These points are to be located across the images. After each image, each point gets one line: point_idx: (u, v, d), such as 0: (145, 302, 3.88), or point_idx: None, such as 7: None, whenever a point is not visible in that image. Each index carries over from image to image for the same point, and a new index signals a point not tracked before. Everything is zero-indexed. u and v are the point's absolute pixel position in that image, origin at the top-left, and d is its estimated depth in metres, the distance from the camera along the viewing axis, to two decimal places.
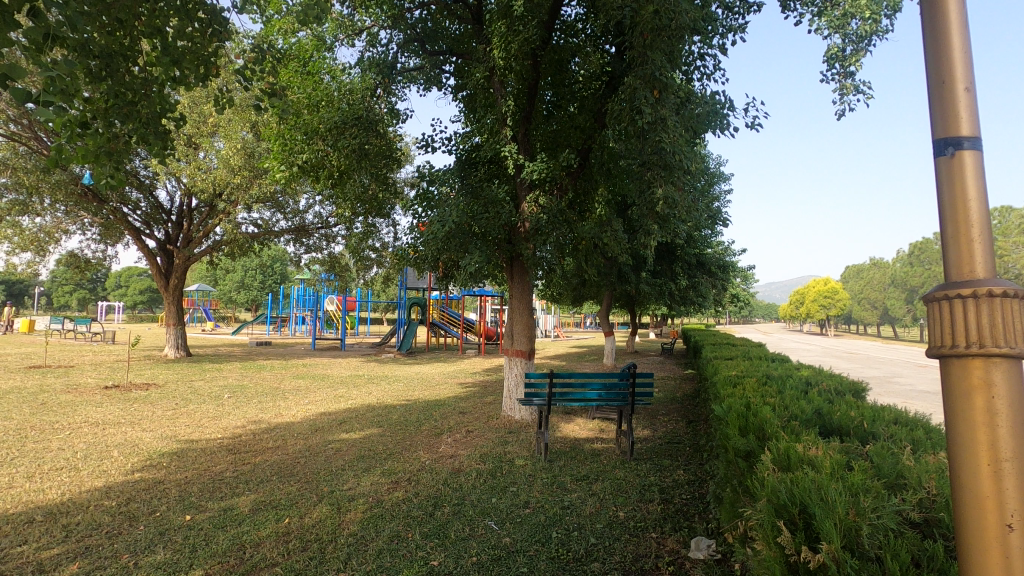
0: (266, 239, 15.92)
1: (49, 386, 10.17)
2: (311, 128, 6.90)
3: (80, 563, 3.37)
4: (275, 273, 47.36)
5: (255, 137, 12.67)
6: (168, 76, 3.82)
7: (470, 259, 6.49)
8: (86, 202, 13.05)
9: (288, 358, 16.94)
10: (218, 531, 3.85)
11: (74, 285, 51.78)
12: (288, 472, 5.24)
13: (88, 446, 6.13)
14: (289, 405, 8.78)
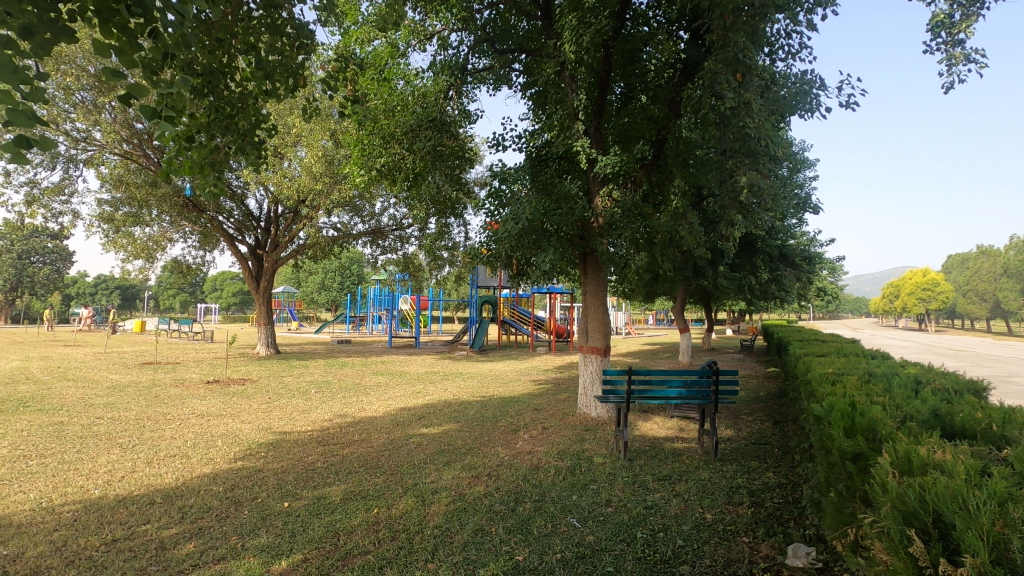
0: (345, 242, 16.67)
1: (159, 380, 11.18)
2: (387, 133, 7.12)
3: (195, 544, 3.65)
4: (353, 275, 49.62)
5: (334, 145, 13.31)
6: (261, 89, 4.05)
7: (545, 256, 6.47)
8: (188, 213, 14.20)
9: (367, 356, 17.65)
10: (314, 518, 4.07)
11: (176, 288, 56.64)
12: (373, 464, 5.45)
13: (195, 436, 6.65)
14: (371, 400, 9.15)
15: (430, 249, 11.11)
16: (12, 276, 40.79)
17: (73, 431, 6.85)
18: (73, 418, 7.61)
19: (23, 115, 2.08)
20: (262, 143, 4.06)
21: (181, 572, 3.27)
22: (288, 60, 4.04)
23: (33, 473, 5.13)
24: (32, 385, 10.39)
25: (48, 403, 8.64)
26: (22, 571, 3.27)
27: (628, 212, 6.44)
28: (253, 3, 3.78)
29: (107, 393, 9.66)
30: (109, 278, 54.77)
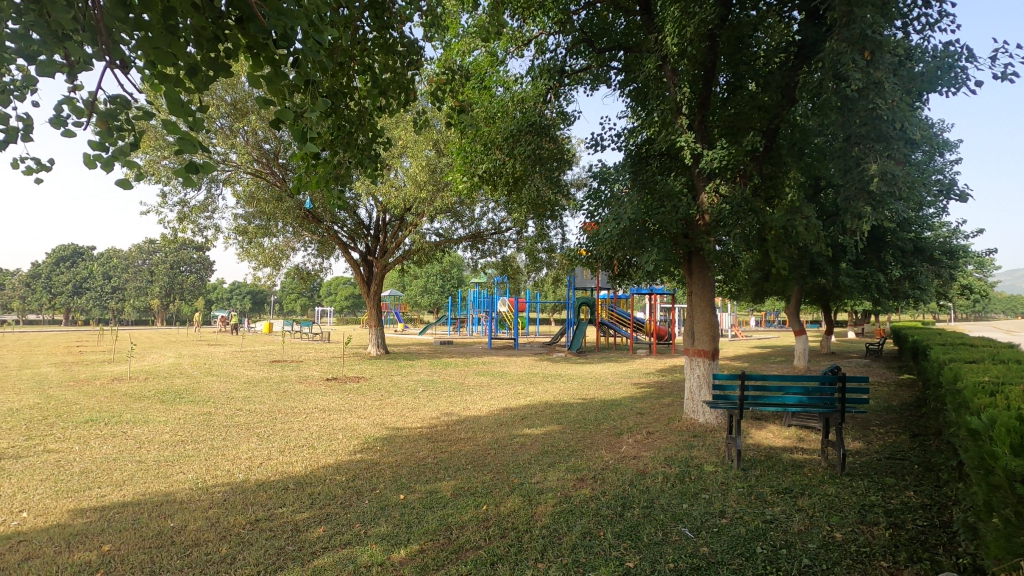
0: (447, 247, 17.34)
1: (287, 377, 12.28)
2: (488, 140, 7.29)
3: (324, 528, 3.96)
4: (454, 278, 51.44)
5: (437, 154, 13.94)
6: (377, 105, 4.33)
7: (648, 256, 6.32)
8: (309, 224, 15.50)
9: (469, 357, 18.20)
10: (427, 511, 4.26)
11: (297, 293, 61.94)
12: (480, 462, 5.61)
13: (319, 429, 7.24)
14: (475, 400, 9.43)
15: (529, 251, 11.23)
16: (165, 284, 46.82)
17: (220, 420, 7.74)
18: (219, 409, 8.59)
19: (192, 144, 2.40)
20: (377, 156, 4.35)
21: (314, 553, 3.57)
22: (400, 76, 4.30)
23: (190, 456, 5.85)
24: (185, 378, 11.85)
25: (199, 395, 9.83)
26: (186, 541, 3.75)
27: (738, 208, 6.09)
28: (368, 27, 4.08)
29: (245, 387, 10.77)
30: (242, 284, 61.09)
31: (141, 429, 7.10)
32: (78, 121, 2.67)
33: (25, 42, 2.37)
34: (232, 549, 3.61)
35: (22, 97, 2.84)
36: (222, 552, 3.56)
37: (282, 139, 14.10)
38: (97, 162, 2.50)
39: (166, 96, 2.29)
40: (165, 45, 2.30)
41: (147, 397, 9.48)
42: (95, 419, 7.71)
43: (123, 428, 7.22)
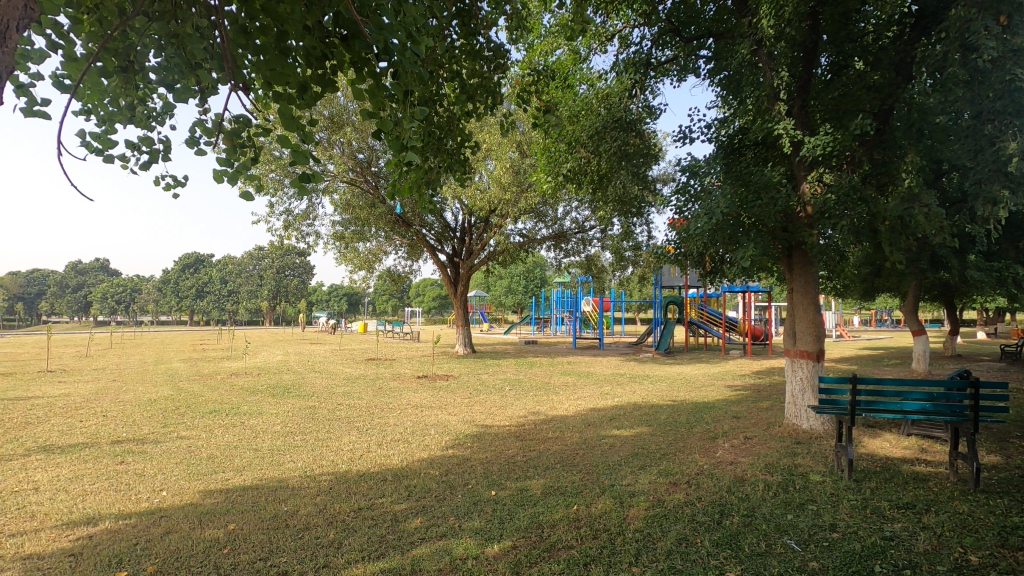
0: (531, 247, 17.46)
1: (381, 374, 12.92)
2: (573, 138, 7.24)
3: (421, 519, 4.13)
4: (538, 278, 51.77)
5: (520, 155, 14.11)
6: (465, 110, 4.45)
7: (743, 251, 5.99)
8: (399, 228, 16.20)
9: (554, 356, 18.22)
10: (519, 508, 4.32)
11: (389, 295, 65.00)
12: (569, 461, 5.60)
13: (413, 424, 7.55)
14: (561, 399, 9.42)
15: (614, 250, 11.03)
16: (273, 287, 50.79)
17: (323, 414, 8.30)
18: (322, 403, 9.21)
19: (303, 156, 2.60)
20: (465, 158, 4.46)
21: (412, 542, 3.73)
22: (486, 80, 4.39)
23: (299, 447, 6.33)
24: (292, 374, 12.82)
25: (304, 390, 10.60)
26: (298, 525, 4.05)
27: (846, 197, 5.62)
28: (455, 35, 4.19)
29: (345, 383, 11.48)
30: (339, 287, 65.00)
31: (257, 420, 7.78)
32: (207, 140, 2.99)
33: (168, 72, 2.70)
34: (339, 534, 3.86)
35: (161, 123, 3.21)
36: (331, 536, 3.81)
37: (374, 149, 14.87)
38: (223, 176, 2.78)
39: (280, 113, 2.49)
40: (280, 66, 2.51)
41: (260, 391, 10.37)
42: (218, 410, 8.54)
43: (241, 418, 7.94)
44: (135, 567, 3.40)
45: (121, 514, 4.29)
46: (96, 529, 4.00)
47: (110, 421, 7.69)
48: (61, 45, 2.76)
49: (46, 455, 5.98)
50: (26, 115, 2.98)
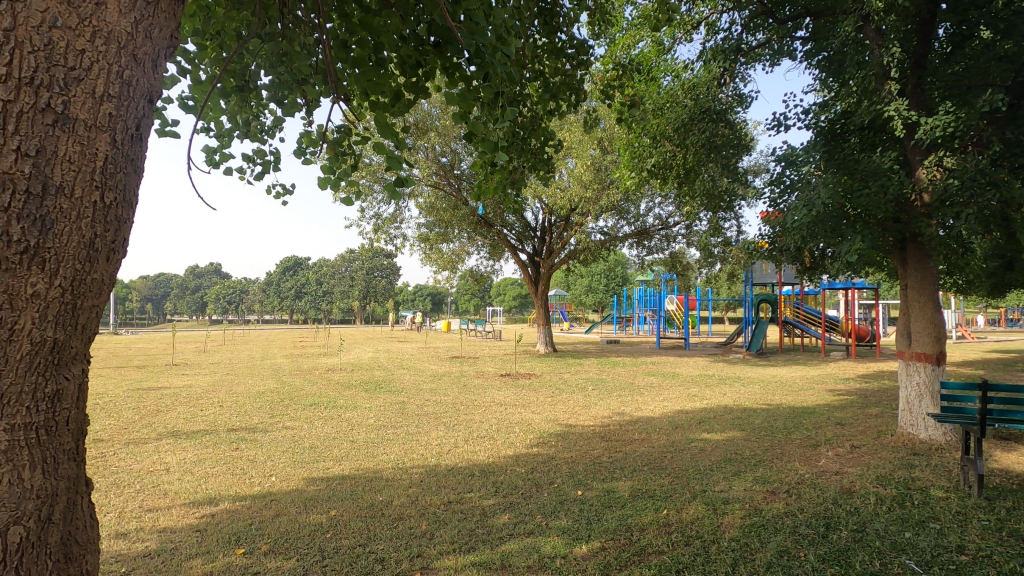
0: (612, 245, 17.17)
1: (465, 372, 13.25)
2: (658, 132, 7.01)
3: (509, 515, 4.18)
4: (618, 277, 50.93)
5: (601, 152, 13.94)
6: (548, 109, 4.42)
7: (849, 245, 5.53)
8: (481, 229, 16.51)
9: (637, 356, 17.78)
10: (606, 510, 4.25)
11: (471, 294, 66.50)
12: (657, 464, 5.44)
13: (498, 421, 7.67)
14: (647, 400, 9.20)
15: (701, 246, 10.58)
16: (363, 288, 53.61)
17: (412, 409, 8.63)
18: (411, 399, 9.58)
19: (397, 161, 2.70)
20: (548, 156, 4.42)
21: (501, 538, 3.78)
22: (570, 77, 4.34)
23: (391, 440, 6.62)
24: (382, 371, 13.45)
25: (394, 386, 11.08)
26: (394, 514, 4.24)
27: (972, 182, 5.03)
28: (537, 35, 4.20)
29: (431, 380, 11.86)
30: (424, 287, 67.48)
31: (352, 414, 8.24)
32: (312, 150, 3.19)
33: (278, 89, 2.91)
34: (430, 526, 3.99)
35: (271, 136, 3.46)
36: (423, 527, 3.95)
37: (457, 152, 15.27)
38: (325, 183, 2.96)
39: (377, 120, 2.60)
40: (375, 76, 2.63)
41: (354, 386, 10.98)
42: (318, 403, 9.13)
43: (338, 411, 8.43)
44: (251, 545, 3.70)
45: (238, 496, 4.69)
46: (216, 508, 4.41)
47: (225, 411, 8.45)
48: (190, 70, 3.06)
49: (174, 439, 6.67)
50: (160, 134, 3.33)
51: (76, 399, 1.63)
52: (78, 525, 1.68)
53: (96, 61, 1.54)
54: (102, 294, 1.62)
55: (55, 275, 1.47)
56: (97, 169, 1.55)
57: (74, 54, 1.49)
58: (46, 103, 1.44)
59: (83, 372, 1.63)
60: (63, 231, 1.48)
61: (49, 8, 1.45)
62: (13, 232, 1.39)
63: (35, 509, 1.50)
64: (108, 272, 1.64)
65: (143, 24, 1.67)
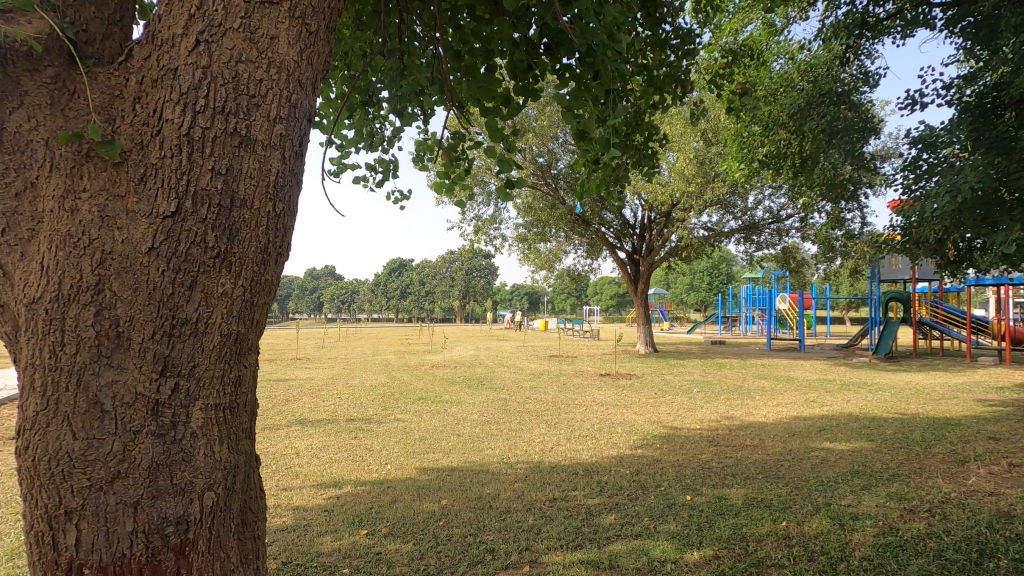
0: (717, 241, 16.36)
1: (564, 371, 13.27)
2: (772, 119, 6.59)
3: (615, 516, 4.14)
4: (723, 274, 48.45)
5: (705, 144, 13.36)
6: (651, 102, 4.30)
7: (1002, 235, 4.86)
8: (579, 228, 16.46)
9: (746, 358, 16.80)
10: (718, 517, 4.08)
11: (567, 293, 66.40)
12: (773, 473, 5.12)
13: (599, 421, 7.60)
14: (759, 405, 8.67)
15: (820, 240, 9.77)
16: (463, 288, 55.42)
17: (514, 406, 8.81)
18: (512, 396, 9.78)
19: (508, 163, 2.78)
20: (652, 152, 4.31)
21: (608, 538, 3.76)
22: (675, 69, 4.19)
23: (495, 435, 6.80)
24: (483, 368, 13.82)
25: (495, 383, 11.35)
26: (501, 507, 4.36)
27: None
28: (641, 27, 4.10)
29: (530, 378, 12.03)
30: (521, 287, 68.53)
31: (457, 408, 8.57)
32: (428, 156, 3.38)
33: (398, 101, 3.11)
34: (537, 521, 4.05)
35: (391, 147, 3.71)
36: (530, 522, 4.03)
37: (554, 152, 15.36)
38: (441, 188, 3.12)
39: (488, 126, 2.71)
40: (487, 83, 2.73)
41: (458, 382, 11.42)
42: (425, 397, 9.59)
43: (444, 406, 8.80)
44: (372, 526, 3.99)
45: (359, 480, 5.07)
46: (341, 491, 4.79)
47: (343, 402, 9.13)
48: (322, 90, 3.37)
49: (302, 427, 7.33)
50: None
51: (253, 384, 1.77)
52: (254, 492, 1.89)
53: (272, 88, 1.63)
54: (275, 293, 1.73)
55: (240, 276, 1.59)
56: (273, 183, 1.64)
57: (254, 83, 1.60)
58: (233, 126, 1.56)
59: (258, 361, 1.76)
60: (246, 239, 1.59)
61: (235, 45, 1.57)
62: (208, 239, 1.53)
63: (224, 478, 1.64)
64: (279, 273, 1.76)
65: (308, 51, 1.73)
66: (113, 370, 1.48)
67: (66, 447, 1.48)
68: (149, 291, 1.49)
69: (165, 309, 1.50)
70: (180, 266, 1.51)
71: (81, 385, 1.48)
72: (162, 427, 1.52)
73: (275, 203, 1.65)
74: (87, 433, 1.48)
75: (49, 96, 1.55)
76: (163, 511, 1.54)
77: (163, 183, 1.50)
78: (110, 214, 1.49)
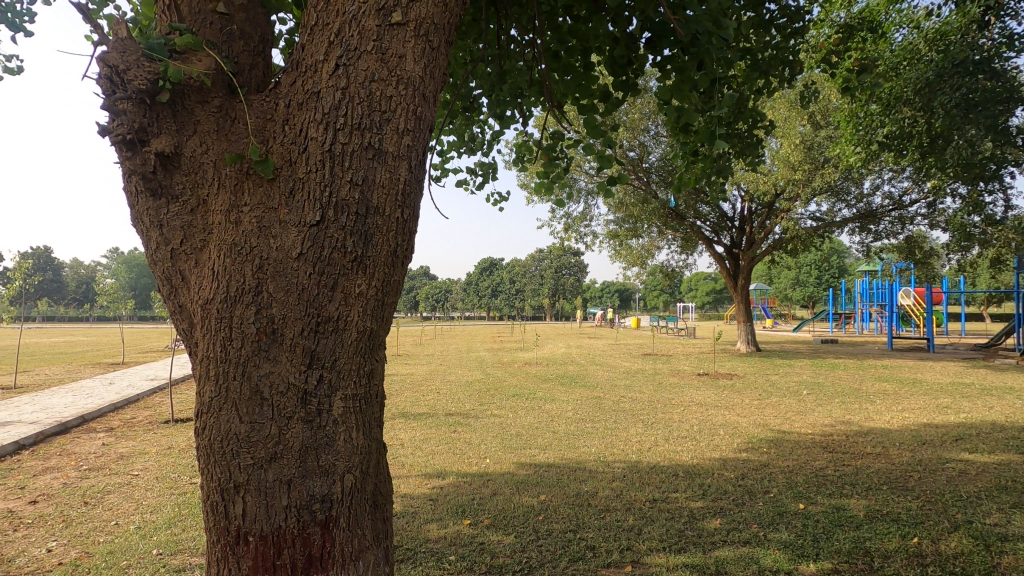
0: (828, 231, 15.14)
1: (659, 369, 12.93)
2: (894, 96, 6.00)
3: (720, 521, 3.98)
4: (834, 268, 44.81)
5: (813, 128, 12.42)
6: (755, 88, 4.07)
7: None
8: (673, 222, 15.93)
9: (863, 358, 15.40)
10: (837, 529, 3.80)
11: (660, 290, 64.54)
12: (900, 484, 4.67)
13: (700, 422, 7.33)
14: (880, 409, 7.94)
15: (954, 226, 8.73)
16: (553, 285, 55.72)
17: (608, 404, 8.72)
18: (606, 394, 9.69)
19: (608, 159, 2.77)
20: (757, 140, 4.09)
21: (714, 543, 3.63)
22: (783, 49, 3.95)
23: (591, 433, 6.78)
24: (576, 366, 13.82)
25: (588, 381, 11.29)
26: (600, 505, 4.35)
27: None
28: (744, 10, 3.91)
29: (625, 376, 11.84)
30: (612, 284, 67.58)
31: (552, 405, 8.64)
32: (527, 157, 3.44)
33: (498, 105, 3.20)
34: (638, 521, 4.00)
35: (491, 150, 3.81)
36: (631, 522, 3.98)
37: (645, 145, 14.95)
38: (541, 187, 3.17)
39: (588, 123, 2.73)
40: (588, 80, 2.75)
41: (551, 380, 11.49)
42: (520, 393, 9.76)
43: (539, 403, 8.90)
44: (475, 517, 4.13)
45: (460, 472, 5.26)
46: (444, 482, 5.00)
47: (442, 397, 9.51)
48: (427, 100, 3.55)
49: (405, 420, 7.73)
50: None
51: (383, 379, 1.90)
52: (383, 477, 2.03)
53: (400, 102, 1.74)
54: (402, 293, 1.85)
55: (374, 278, 1.72)
56: (401, 191, 1.76)
57: (385, 99, 1.72)
58: (368, 141, 1.69)
59: (387, 357, 1.89)
60: (379, 243, 1.72)
61: (369, 67, 1.71)
62: (347, 244, 1.67)
63: (359, 463, 1.78)
64: (404, 275, 1.87)
65: (430, 67, 1.83)
66: (270, 363, 1.67)
67: (233, 429, 1.69)
68: (299, 293, 1.65)
69: (312, 308, 1.66)
70: (323, 269, 1.66)
71: (245, 375, 1.67)
72: (310, 414, 1.69)
73: (401, 209, 1.76)
74: (250, 418, 1.68)
75: (215, 123, 1.77)
76: (311, 490, 1.70)
77: (309, 196, 1.66)
78: (266, 225, 1.68)
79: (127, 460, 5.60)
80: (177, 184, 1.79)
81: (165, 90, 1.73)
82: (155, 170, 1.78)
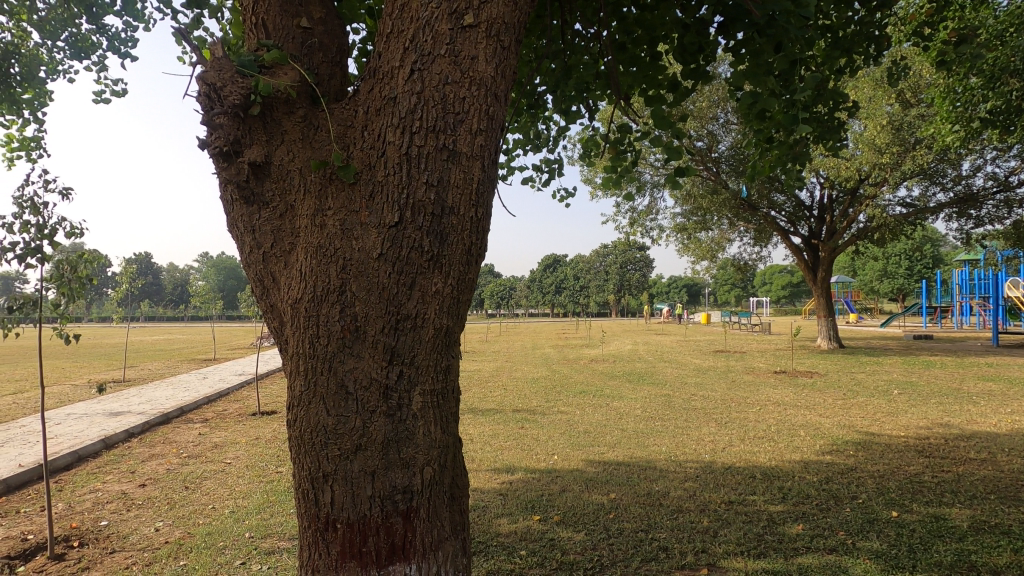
0: (920, 218, 13.99)
1: (732, 367, 12.44)
2: (1001, 67, 5.43)
3: (803, 526, 3.79)
4: (927, 257, 41.34)
5: (902, 106, 11.50)
6: (836, 67, 3.81)
7: None
8: (745, 213, 15.25)
9: (964, 355, 14.13)
10: (935, 539, 3.52)
11: (731, 284, 62.03)
12: (1011, 494, 4.25)
13: (778, 422, 6.99)
14: (985, 411, 7.25)
15: None
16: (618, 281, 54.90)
17: (679, 402, 8.49)
18: (676, 392, 9.43)
19: (677, 150, 2.70)
20: (839, 123, 3.83)
21: (796, 549, 3.46)
22: (867, 23, 3.67)
23: (661, 432, 6.62)
24: (644, 363, 13.54)
25: (658, 378, 11.03)
26: (673, 505, 4.25)
27: None
28: None
29: (695, 374, 11.48)
30: (680, 279, 65.63)
31: (619, 403, 8.51)
32: (594, 152, 3.41)
33: (563, 100, 3.19)
34: (713, 523, 3.87)
35: (556, 146, 3.80)
36: (705, 523, 3.87)
37: (715, 134, 14.39)
38: (608, 181, 3.13)
39: (656, 114, 2.67)
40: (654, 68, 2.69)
41: (618, 377, 11.33)
42: (586, 391, 9.69)
43: (606, 400, 8.80)
44: (544, 513, 4.15)
45: (529, 468, 5.30)
46: (513, 477, 5.05)
47: (509, 393, 9.60)
48: None
49: (473, 415, 7.87)
50: None
51: (457, 375, 1.94)
52: (458, 471, 2.07)
53: (472, 103, 1.77)
54: (476, 291, 1.89)
55: (449, 276, 1.76)
56: (474, 190, 1.79)
57: (458, 101, 1.75)
58: (442, 143, 1.74)
59: (461, 353, 1.92)
60: (454, 242, 1.76)
61: (442, 70, 1.75)
62: (424, 242, 1.72)
63: (437, 456, 1.83)
64: (477, 272, 1.90)
65: (500, 67, 1.85)
66: (353, 358, 1.74)
67: (322, 421, 1.78)
68: (380, 291, 1.72)
69: (392, 306, 1.72)
70: (402, 267, 1.72)
71: (331, 370, 1.76)
72: (391, 408, 1.75)
73: (474, 207, 1.79)
74: (336, 411, 1.77)
75: (300, 132, 1.87)
76: (393, 481, 1.77)
77: (388, 198, 1.73)
78: (349, 227, 1.76)
79: (221, 448, 6.05)
80: (267, 191, 1.90)
81: (255, 103, 1.86)
82: (248, 179, 1.91)
